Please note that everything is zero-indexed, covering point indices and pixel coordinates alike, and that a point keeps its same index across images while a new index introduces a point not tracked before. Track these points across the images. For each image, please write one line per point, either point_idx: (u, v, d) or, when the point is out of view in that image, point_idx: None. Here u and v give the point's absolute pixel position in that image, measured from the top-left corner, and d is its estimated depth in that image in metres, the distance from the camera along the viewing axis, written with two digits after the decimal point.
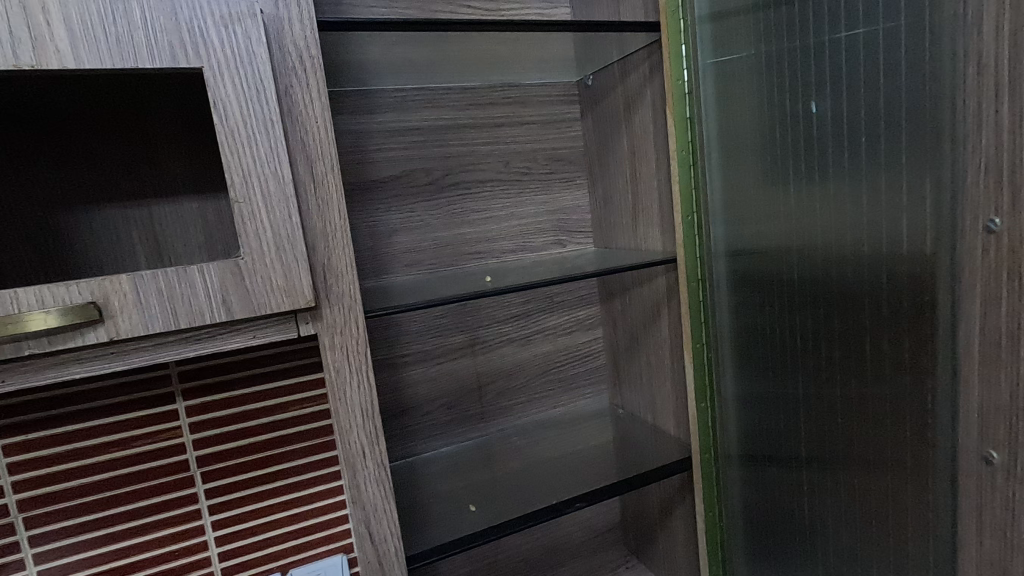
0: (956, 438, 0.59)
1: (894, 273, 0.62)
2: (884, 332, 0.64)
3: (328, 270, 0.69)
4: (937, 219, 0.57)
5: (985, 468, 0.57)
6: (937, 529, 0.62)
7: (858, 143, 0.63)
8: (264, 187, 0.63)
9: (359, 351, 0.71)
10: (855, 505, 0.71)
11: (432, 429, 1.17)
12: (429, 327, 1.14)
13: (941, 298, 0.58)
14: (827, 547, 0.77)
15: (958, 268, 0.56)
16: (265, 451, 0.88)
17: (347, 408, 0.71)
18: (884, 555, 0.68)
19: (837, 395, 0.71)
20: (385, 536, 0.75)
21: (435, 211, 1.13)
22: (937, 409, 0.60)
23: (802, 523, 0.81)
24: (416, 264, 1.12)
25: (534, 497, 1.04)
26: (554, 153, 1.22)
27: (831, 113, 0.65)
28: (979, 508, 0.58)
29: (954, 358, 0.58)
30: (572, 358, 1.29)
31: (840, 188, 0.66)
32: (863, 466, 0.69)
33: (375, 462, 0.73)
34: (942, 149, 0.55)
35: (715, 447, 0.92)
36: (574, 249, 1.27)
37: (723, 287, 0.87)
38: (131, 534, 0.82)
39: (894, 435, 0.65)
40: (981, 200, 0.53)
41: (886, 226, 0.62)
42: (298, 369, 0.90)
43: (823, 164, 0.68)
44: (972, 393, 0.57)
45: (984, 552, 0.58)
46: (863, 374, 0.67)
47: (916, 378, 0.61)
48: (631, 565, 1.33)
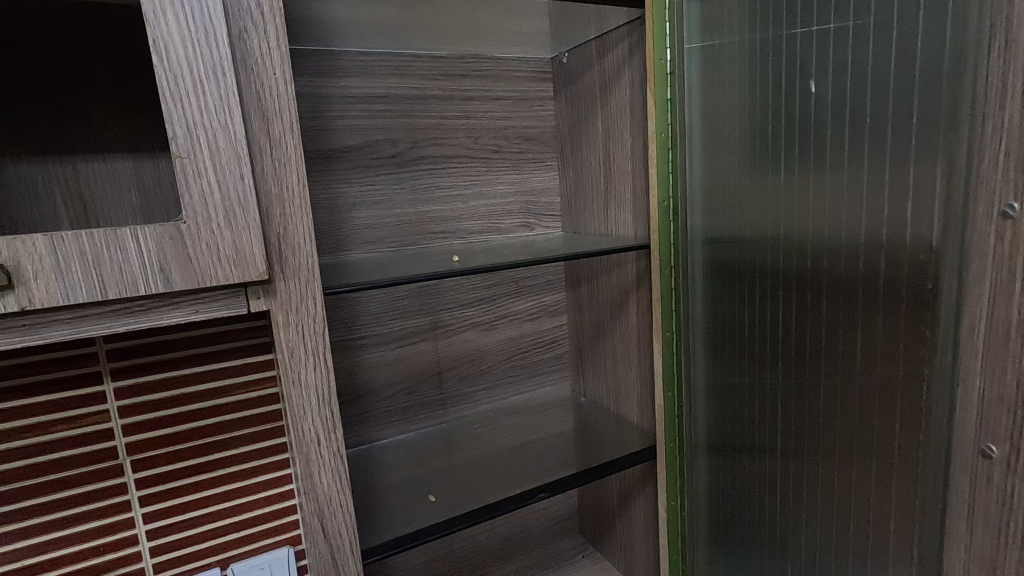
0: (952, 431, 0.57)
1: (895, 262, 0.60)
2: (877, 320, 0.62)
3: (284, 239, 0.62)
4: (947, 206, 0.55)
5: (983, 461, 0.55)
6: (924, 525, 0.61)
7: (861, 125, 0.61)
8: (212, 142, 0.55)
9: (317, 331, 0.65)
10: (830, 496, 0.71)
11: (389, 416, 1.12)
12: (389, 308, 1.08)
13: (945, 286, 0.56)
14: (797, 538, 0.77)
15: (967, 253, 0.54)
16: (208, 437, 0.81)
17: (301, 392, 0.65)
18: (859, 546, 0.68)
19: (820, 386, 0.70)
20: (340, 529, 0.70)
21: (399, 185, 1.06)
22: (932, 402, 0.58)
23: (770, 514, 0.80)
24: (377, 242, 1.06)
25: (496, 488, 1.01)
26: (525, 132, 1.18)
27: (830, 93, 0.63)
28: (972, 503, 0.56)
29: (954, 349, 0.56)
30: (536, 344, 1.26)
31: (836, 174, 0.64)
32: (844, 458, 0.69)
33: (330, 451, 0.68)
34: (960, 131, 0.53)
35: (682, 437, 0.91)
36: (542, 233, 1.23)
37: (698, 275, 0.86)
38: (48, 528, 0.73)
39: (879, 426, 0.64)
40: (1000, 182, 0.51)
41: (887, 214, 0.60)
42: (244, 349, 0.82)
43: (819, 147, 0.65)
44: (973, 383, 0.55)
45: (977, 547, 0.56)
46: (849, 365, 0.66)
47: (911, 368, 0.60)
48: (588, 554, 1.32)
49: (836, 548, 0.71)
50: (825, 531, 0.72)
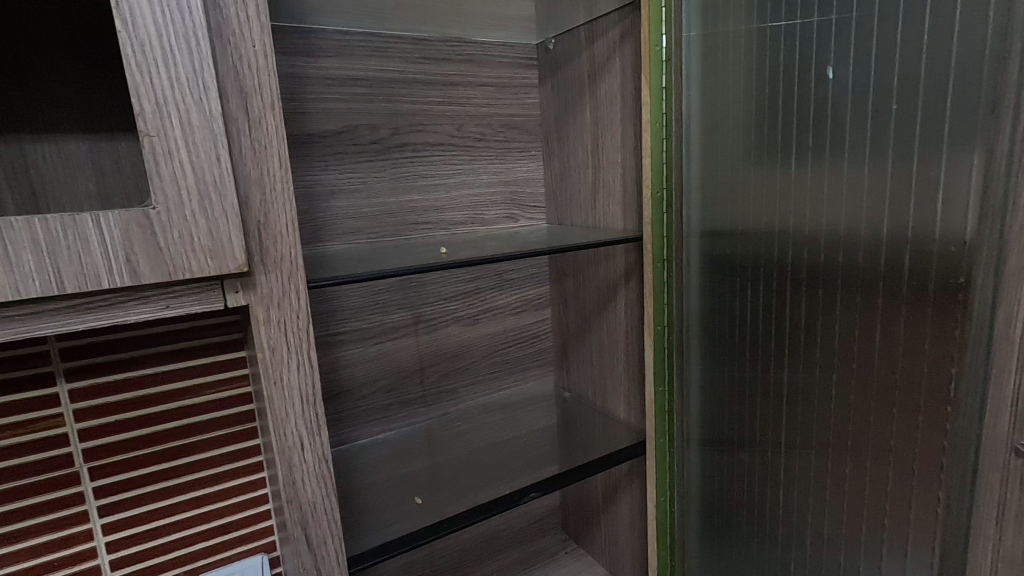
0: (981, 428, 0.53)
1: (923, 255, 0.55)
2: (900, 314, 0.57)
3: (265, 228, 0.57)
4: (982, 194, 0.50)
5: (1014, 458, 0.51)
6: (945, 530, 0.57)
7: (886, 110, 0.55)
8: (184, 119, 0.50)
9: (301, 328, 0.61)
10: (840, 498, 0.67)
11: (369, 415, 1.07)
12: (369, 302, 1.04)
13: (978, 279, 0.51)
14: (802, 537, 0.73)
15: (1006, 246, 0.49)
16: (169, 442, 0.81)
17: (284, 393, 0.61)
18: (873, 550, 0.64)
19: (832, 389, 0.66)
20: (326, 538, 0.65)
21: (379, 173, 1.01)
22: (962, 400, 0.54)
23: (771, 516, 0.77)
24: (356, 233, 1.01)
25: (482, 488, 0.98)
26: (509, 120, 1.14)
27: (852, 83, 0.58)
28: (1003, 507, 0.52)
29: (988, 344, 0.51)
30: (519, 338, 1.23)
31: (856, 165, 0.59)
32: (855, 460, 0.65)
33: (315, 455, 0.63)
34: (1000, 119, 0.48)
35: (672, 432, 0.89)
36: (525, 224, 1.20)
37: (693, 269, 0.83)
38: (11, 539, 0.72)
39: (900, 430, 0.59)
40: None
41: (914, 203, 0.55)
42: (198, 348, 0.81)
43: (837, 136, 0.60)
44: (1008, 382, 0.50)
45: (1004, 546, 0.52)
46: (866, 361, 0.62)
47: (936, 366, 0.55)
48: (570, 549, 1.30)
49: (846, 550, 0.67)
50: (834, 533, 0.69)
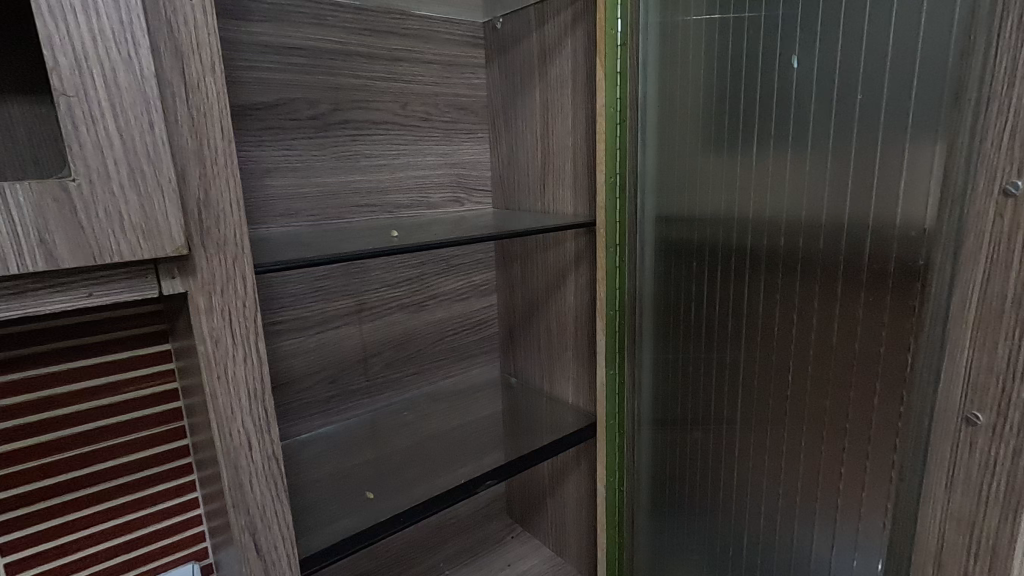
0: (935, 400, 0.52)
1: (883, 242, 0.55)
2: (860, 299, 0.57)
3: (205, 206, 0.51)
4: (945, 184, 0.49)
5: (966, 428, 0.50)
6: (896, 507, 0.57)
7: (851, 99, 0.55)
8: (109, 78, 0.43)
9: (247, 316, 0.55)
10: (795, 477, 0.67)
11: (309, 408, 1.01)
12: (308, 288, 0.97)
13: (937, 261, 0.51)
14: (755, 514, 0.73)
15: (963, 231, 0.49)
16: (78, 449, 0.74)
17: (228, 388, 0.55)
18: (825, 529, 0.64)
19: (788, 373, 0.66)
20: (276, 542, 0.61)
21: (318, 151, 0.95)
22: (916, 381, 0.54)
23: (724, 495, 0.78)
24: (294, 215, 0.94)
25: (432, 478, 0.95)
26: (456, 100, 1.10)
27: (817, 70, 0.57)
28: (952, 482, 0.52)
29: (943, 324, 0.51)
30: (465, 325, 1.21)
31: (820, 151, 0.58)
32: (811, 441, 0.64)
33: (264, 454, 0.58)
34: (962, 111, 0.48)
35: (622, 414, 0.92)
36: (471, 209, 1.17)
37: (646, 253, 0.84)
38: None
39: (854, 409, 0.60)
40: (1002, 160, 0.45)
41: (879, 191, 0.54)
42: (113, 340, 0.75)
43: (800, 124, 0.60)
44: (960, 357, 0.50)
45: (955, 508, 0.52)
46: (825, 344, 0.61)
47: (893, 350, 0.55)
48: (517, 534, 1.31)
49: (799, 524, 0.68)
50: (788, 510, 0.69)
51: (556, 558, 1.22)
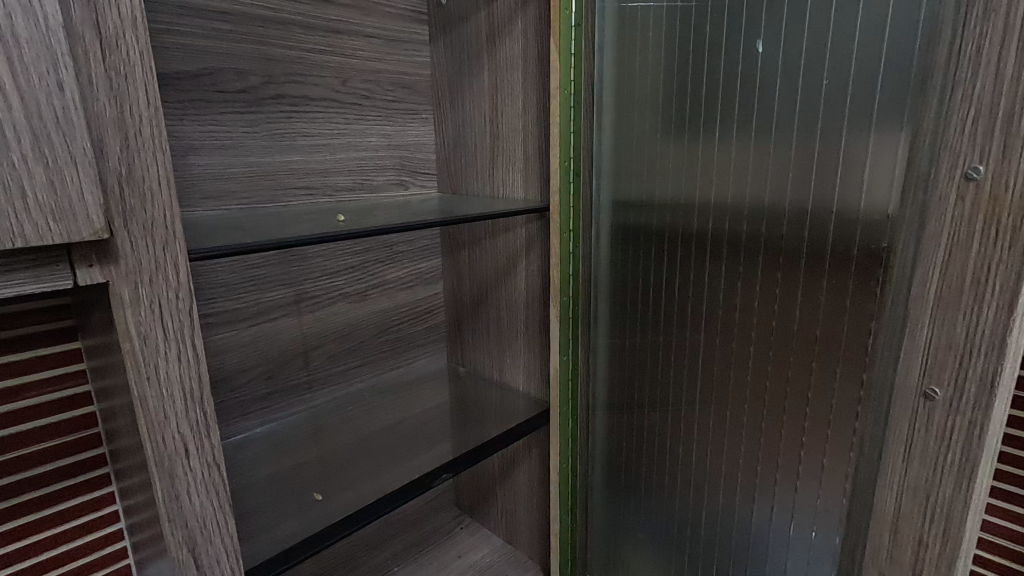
0: (897, 372, 0.53)
1: (846, 226, 0.56)
2: (823, 280, 0.59)
3: (129, 184, 0.44)
4: (909, 168, 0.50)
5: (924, 403, 0.51)
6: (856, 481, 0.59)
7: (817, 85, 0.56)
8: (5, 26, 0.36)
9: (181, 309, 0.49)
10: (756, 452, 0.69)
11: (244, 407, 0.94)
12: (240, 277, 0.90)
13: (900, 245, 0.52)
14: (715, 492, 0.75)
15: (926, 216, 0.49)
16: None
17: (160, 390, 0.49)
18: (785, 505, 0.67)
19: (750, 354, 0.67)
20: (220, 556, 0.55)
21: (250, 128, 0.87)
22: (877, 357, 0.55)
23: (682, 474, 0.79)
24: (224, 197, 0.86)
25: (381, 474, 0.91)
26: (399, 78, 1.04)
27: (782, 55, 0.58)
28: (909, 454, 0.52)
29: (906, 303, 0.51)
30: (411, 315, 1.16)
31: (784, 136, 0.59)
32: (772, 420, 0.66)
33: (203, 461, 0.53)
34: (926, 100, 0.48)
35: (575, 402, 0.92)
36: (417, 193, 1.12)
37: (601, 238, 0.84)
38: None
39: (815, 385, 0.61)
40: (964, 147, 0.46)
41: (842, 177, 0.56)
42: (8, 340, 0.66)
43: (765, 110, 0.60)
44: (921, 333, 0.50)
45: (909, 479, 0.52)
46: (787, 324, 0.63)
47: (856, 330, 0.57)
48: (466, 525, 1.29)
49: (759, 497, 0.70)
50: (749, 485, 0.70)
51: (507, 546, 1.21)
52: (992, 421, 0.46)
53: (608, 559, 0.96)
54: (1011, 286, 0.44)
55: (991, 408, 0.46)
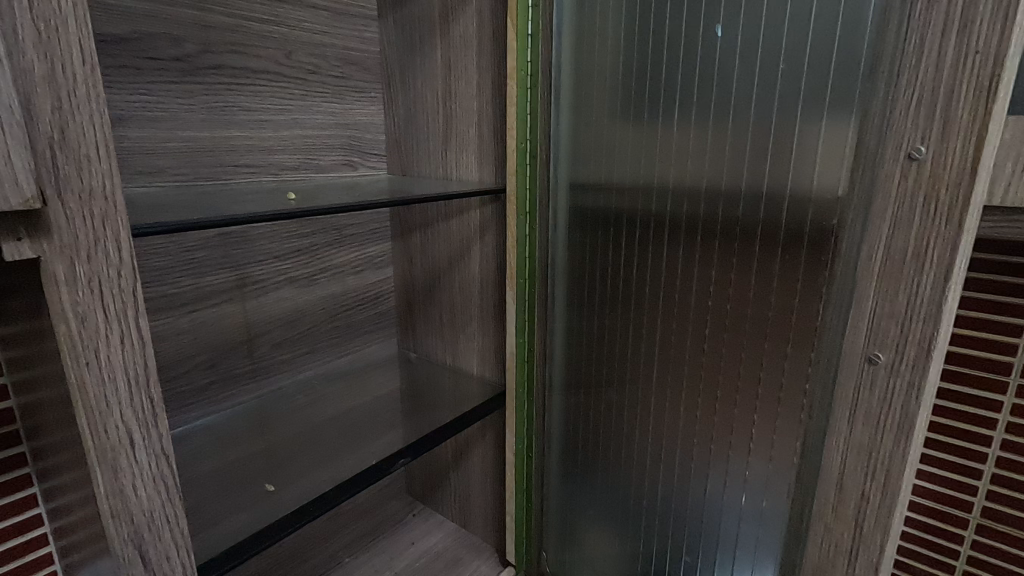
0: (844, 341, 0.57)
1: (799, 206, 0.59)
2: (777, 256, 0.62)
3: (63, 150, 0.40)
4: (859, 147, 0.54)
5: (867, 368, 0.56)
6: (806, 445, 0.63)
7: (774, 70, 0.58)
8: None
9: (124, 289, 0.45)
10: (710, 425, 0.72)
11: (183, 398, 0.89)
12: (177, 260, 0.84)
13: (849, 222, 0.55)
14: (671, 464, 0.78)
15: (869, 201, 0.53)
16: None
17: (102, 377, 0.45)
18: (739, 474, 0.70)
19: (706, 333, 0.70)
20: (170, 551, 0.52)
21: (185, 100, 0.81)
22: (827, 326, 0.59)
23: (638, 450, 0.82)
24: (158, 173, 0.80)
25: (335, 462, 0.88)
26: (346, 54, 1.00)
27: (741, 39, 0.60)
28: (853, 414, 0.58)
29: (853, 276, 0.56)
30: (361, 300, 1.13)
31: (740, 122, 0.62)
32: (727, 394, 0.69)
33: (151, 452, 0.49)
34: (875, 86, 0.52)
35: (529, 382, 0.94)
36: (365, 174, 1.08)
37: (558, 221, 0.85)
38: None
39: (768, 359, 0.65)
40: (909, 128, 0.50)
41: (796, 159, 0.59)
42: None
43: (723, 93, 0.63)
44: (866, 304, 0.55)
45: (854, 438, 0.58)
46: (742, 301, 0.66)
47: (806, 303, 0.60)
48: (418, 512, 1.28)
49: (713, 468, 0.73)
50: (703, 457, 0.73)
51: (460, 531, 1.21)
52: (927, 381, 0.52)
53: (564, 536, 0.98)
54: (944, 259, 0.50)
55: (928, 368, 0.52)
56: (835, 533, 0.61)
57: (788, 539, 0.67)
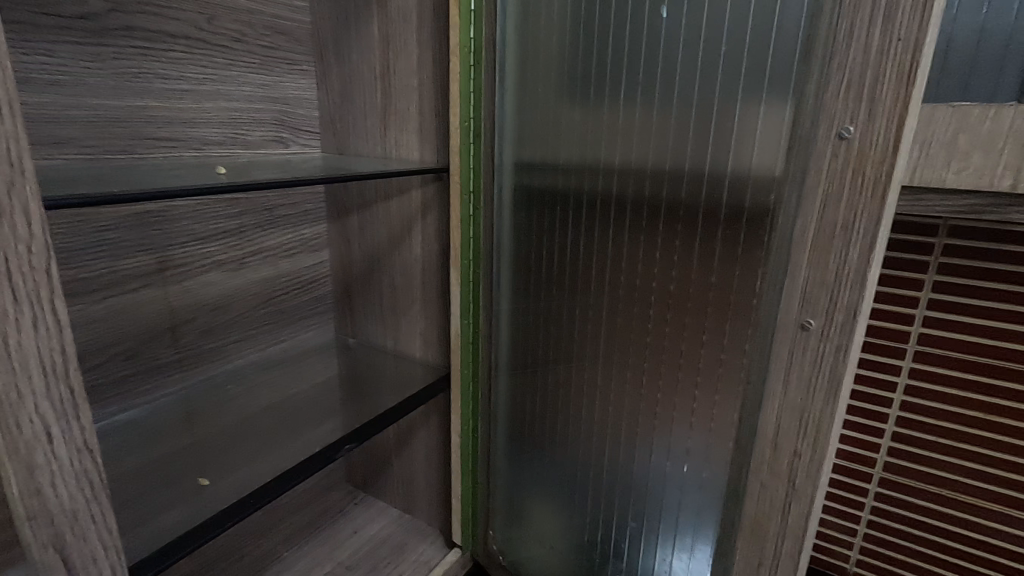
0: (779, 308, 0.60)
1: (738, 183, 0.62)
2: (718, 233, 0.65)
3: None
4: (794, 128, 0.57)
5: (800, 333, 0.58)
6: (745, 412, 0.66)
7: (716, 52, 0.61)
8: None
9: (36, 267, 0.41)
10: (655, 396, 0.75)
11: (99, 392, 0.82)
12: (87, 241, 0.77)
13: (784, 199, 0.58)
14: (618, 435, 0.80)
15: (805, 173, 0.55)
16: None
17: (11, 365, 0.40)
18: (682, 442, 0.73)
19: (651, 305, 0.73)
20: (96, 551, 0.48)
21: (92, 64, 0.74)
22: (763, 296, 0.62)
23: (585, 422, 0.84)
24: (61, 144, 0.72)
25: (272, 452, 0.85)
26: (274, 22, 0.94)
27: (684, 20, 0.62)
28: (789, 378, 0.60)
29: (788, 248, 0.58)
30: (295, 285, 1.08)
31: (683, 102, 0.64)
32: (670, 365, 0.72)
33: (72, 446, 0.45)
34: (809, 68, 0.54)
35: (476, 362, 0.95)
36: (298, 152, 1.03)
37: (504, 201, 0.85)
38: None
39: (710, 329, 0.68)
40: (839, 109, 0.52)
41: (737, 139, 0.61)
42: None
43: (668, 74, 0.65)
44: (800, 274, 0.57)
45: (788, 399, 0.61)
46: (685, 275, 0.69)
47: (745, 275, 0.63)
48: (359, 500, 1.25)
49: (658, 434, 0.76)
50: (648, 425, 0.76)
51: (404, 516, 1.20)
52: (853, 344, 0.55)
53: (511, 512, 1.00)
54: (870, 229, 0.52)
55: (853, 332, 0.55)
56: (771, 490, 0.64)
57: (727, 498, 0.70)
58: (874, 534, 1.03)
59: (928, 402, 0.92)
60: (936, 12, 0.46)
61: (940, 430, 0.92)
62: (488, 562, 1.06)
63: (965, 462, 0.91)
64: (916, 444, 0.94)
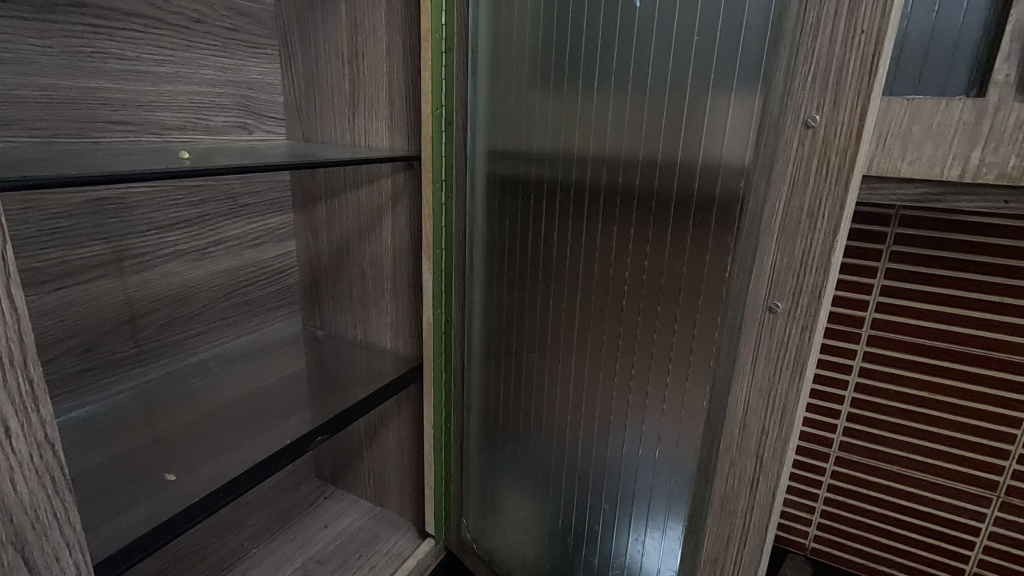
0: (747, 292, 0.62)
1: (710, 171, 0.64)
2: (689, 219, 0.66)
3: None
4: (763, 116, 0.58)
5: (768, 316, 0.60)
6: (714, 393, 0.68)
7: (688, 41, 0.62)
8: None
9: None
10: (629, 380, 0.76)
11: (51, 388, 0.78)
12: (37, 229, 0.73)
13: (753, 185, 0.60)
14: (591, 419, 0.82)
15: (773, 160, 0.57)
16: None
17: None
18: (655, 424, 0.75)
19: (624, 291, 0.74)
20: (57, 549, 0.46)
21: (39, 42, 0.70)
22: (732, 281, 0.64)
23: (559, 407, 0.85)
24: (7, 126, 0.68)
25: (239, 445, 0.82)
26: (235, 4, 0.91)
27: (657, 10, 0.63)
28: (757, 359, 0.62)
29: (756, 233, 0.60)
30: (261, 276, 1.05)
31: (656, 90, 0.65)
32: (643, 349, 0.74)
33: (31, 441, 0.43)
34: (776, 59, 0.56)
35: (449, 351, 0.95)
36: (262, 139, 1.00)
37: (477, 188, 0.85)
38: None
39: (681, 314, 0.70)
40: (805, 98, 0.54)
41: (708, 127, 0.63)
42: None
43: (641, 62, 0.66)
44: (767, 259, 0.59)
45: (756, 380, 0.63)
46: (657, 261, 0.70)
47: (715, 260, 0.65)
48: (330, 494, 1.24)
49: (631, 418, 0.77)
50: (621, 408, 0.78)
51: (375, 508, 1.19)
52: (817, 325, 0.57)
53: (484, 500, 1.00)
54: (834, 214, 0.54)
55: (818, 314, 0.57)
56: (739, 467, 0.66)
57: (697, 477, 0.72)
58: (830, 510, 1.08)
59: (880, 384, 0.97)
60: (896, 8, 0.49)
61: (892, 409, 0.97)
62: (461, 551, 1.07)
63: (912, 440, 0.97)
64: (869, 423, 0.99)
